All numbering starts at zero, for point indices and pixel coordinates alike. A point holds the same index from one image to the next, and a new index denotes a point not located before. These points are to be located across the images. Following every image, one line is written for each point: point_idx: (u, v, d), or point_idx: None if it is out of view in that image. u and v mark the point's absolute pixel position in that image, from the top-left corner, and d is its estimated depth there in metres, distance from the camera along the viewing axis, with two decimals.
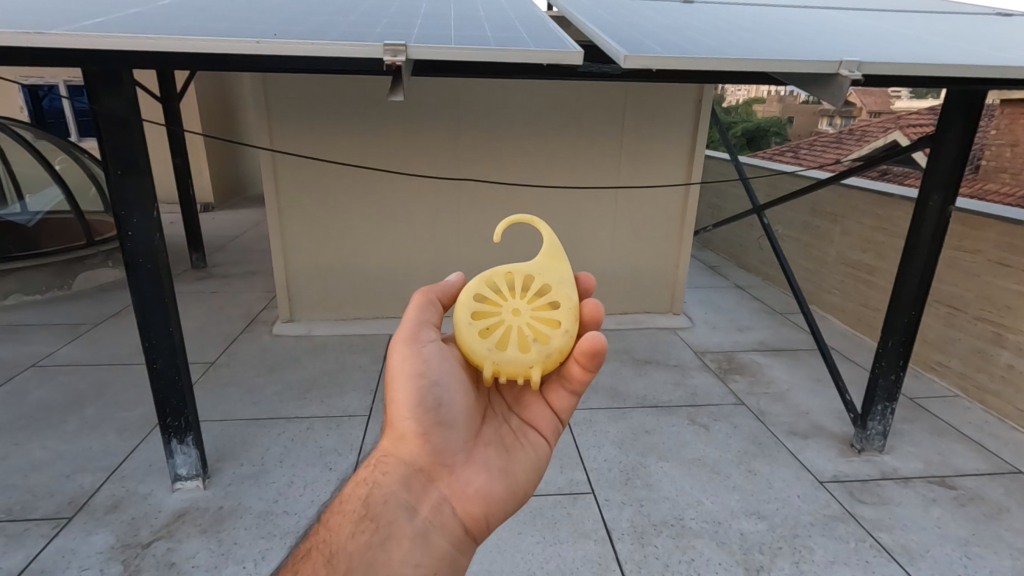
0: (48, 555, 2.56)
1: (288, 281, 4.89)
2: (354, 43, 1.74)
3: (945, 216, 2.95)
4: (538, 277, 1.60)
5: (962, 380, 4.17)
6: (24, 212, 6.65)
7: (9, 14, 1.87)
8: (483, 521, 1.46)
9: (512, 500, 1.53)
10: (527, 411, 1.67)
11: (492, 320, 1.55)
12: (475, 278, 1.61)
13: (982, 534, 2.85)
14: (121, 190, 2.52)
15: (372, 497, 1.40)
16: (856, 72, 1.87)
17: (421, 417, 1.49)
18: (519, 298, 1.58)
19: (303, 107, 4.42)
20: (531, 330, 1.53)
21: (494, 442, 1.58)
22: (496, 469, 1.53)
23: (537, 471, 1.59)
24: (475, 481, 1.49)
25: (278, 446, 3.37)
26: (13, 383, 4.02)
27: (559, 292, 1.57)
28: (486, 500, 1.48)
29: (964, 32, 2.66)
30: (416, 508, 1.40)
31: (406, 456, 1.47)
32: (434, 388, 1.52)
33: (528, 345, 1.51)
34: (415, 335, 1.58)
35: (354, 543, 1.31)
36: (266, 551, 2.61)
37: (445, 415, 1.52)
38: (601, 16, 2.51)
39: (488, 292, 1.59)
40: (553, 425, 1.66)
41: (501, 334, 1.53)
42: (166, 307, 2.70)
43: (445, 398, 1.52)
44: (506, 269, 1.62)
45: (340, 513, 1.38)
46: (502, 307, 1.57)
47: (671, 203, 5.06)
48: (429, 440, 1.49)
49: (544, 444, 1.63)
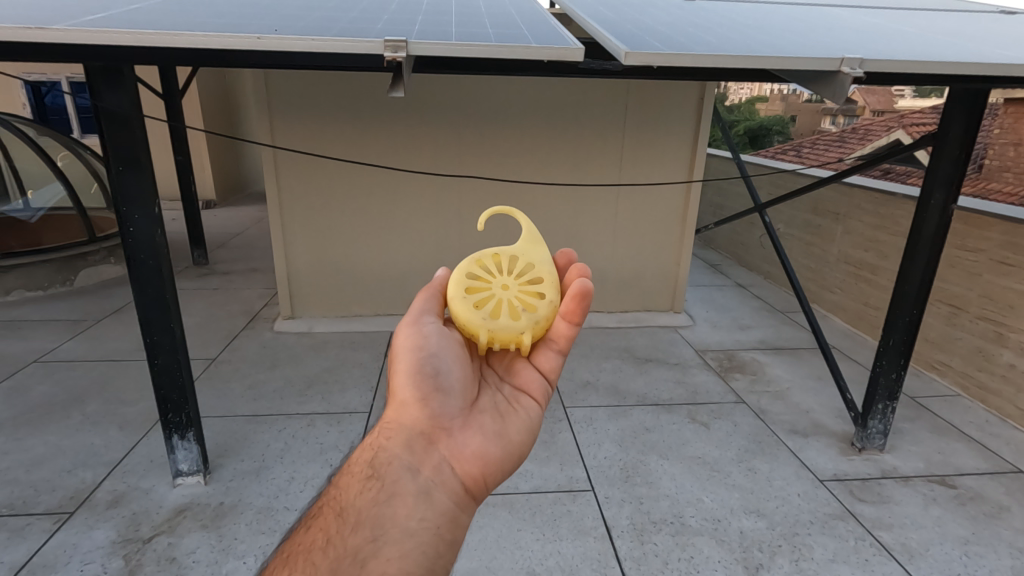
0: (50, 549, 2.57)
1: (289, 278, 4.90)
2: (355, 39, 1.74)
3: (947, 215, 2.95)
4: (522, 255, 1.72)
5: (963, 379, 4.17)
6: (26, 207, 6.71)
7: (10, 9, 1.87)
8: (485, 481, 1.43)
9: (511, 461, 1.50)
10: (517, 378, 1.67)
11: (483, 293, 1.64)
12: (464, 260, 1.71)
13: (982, 533, 2.85)
14: (124, 186, 2.53)
15: (376, 459, 1.39)
16: (858, 69, 1.85)
17: (420, 384, 1.50)
18: (506, 275, 1.69)
19: (305, 104, 4.42)
20: (521, 299, 1.63)
21: (489, 408, 1.56)
22: (493, 431, 1.50)
23: (532, 434, 1.57)
24: (475, 442, 1.46)
25: (279, 442, 3.38)
26: (16, 378, 4.03)
27: (540, 265, 1.70)
28: (486, 461, 1.45)
29: (969, 30, 2.65)
30: (419, 468, 1.38)
31: (407, 421, 1.46)
32: (432, 357, 1.54)
33: (519, 312, 1.61)
34: (415, 316, 1.63)
35: (359, 501, 1.30)
36: (266, 547, 2.62)
37: (444, 381, 1.52)
38: (603, 12, 2.51)
39: (477, 271, 1.69)
40: (541, 390, 1.66)
41: (494, 304, 1.62)
42: (167, 304, 2.71)
43: (442, 365, 1.54)
44: (491, 252, 1.73)
45: (347, 476, 1.38)
46: (491, 282, 1.67)
47: (673, 201, 5.06)
48: (430, 404, 1.48)
49: (536, 407, 1.62)
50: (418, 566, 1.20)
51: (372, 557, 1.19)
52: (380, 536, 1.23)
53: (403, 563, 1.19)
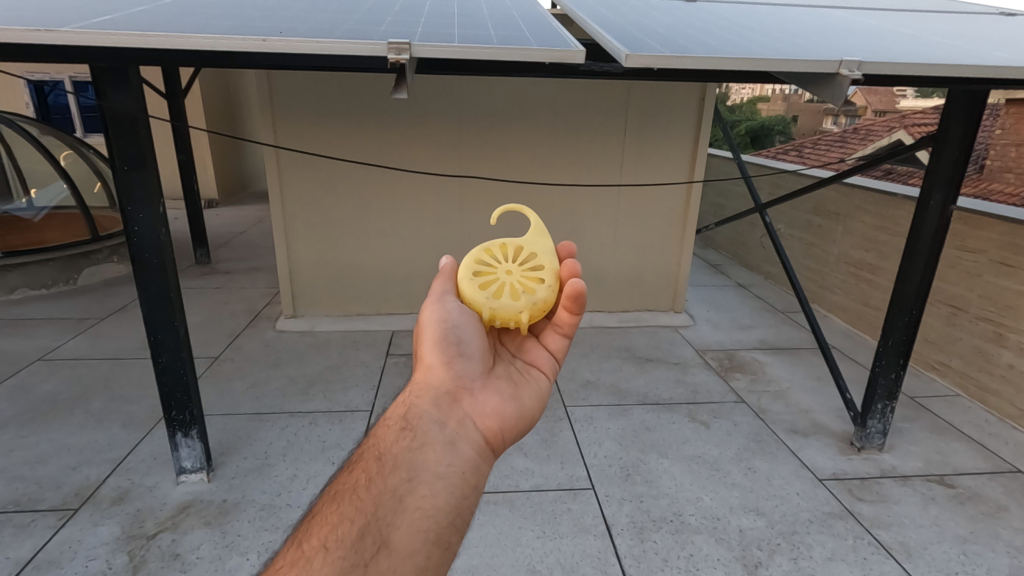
0: (55, 546, 2.59)
1: (291, 277, 4.92)
2: (359, 41, 1.76)
3: (946, 215, 2.96)
4: (528, 246, 1.74)
5: (963, 379, 4.18)
6: (31, 206, 6.79)
7: (18, 12, 1.89)
8: (504, 438, 1.41)
9: (527, 421, 1.47)
10: (527, 352, 1.65)
11: (488, 276, 1.66)
12: (474, 248, 1.75)
13: (980, 532, 2.87)
14: (128, 185, 2.55)
15: (406, 412, 1.36)
16: (856, 72, 1.88)
17: (443, 347, 1.50)
18: (511, 263, 1.70)
19: (308, 104, 4.44)
20: (522, 282, 1.64)
21: (504, 374, 1.55)
22: (510, 393, 1.49)
23: (545, 401, 1.54)
24: (495, 401, 1.45)
25: (282, 440, 3.40)
26: (19, 376, 4.06)
27: (543, 255, 1.71)
28: (505, 419, 1.43)
29: (968, 32, 2.67)
30: (446, 421, 1.36)
31: (432, 380, 1.44)
32: (455, 325, 1.55)
33: (518, 293, 1.61)
34: (437, 294, 1.63)
35: (394, 446, 1.27)
36: (269, 543, 2.64)
37: (467, 346, 1.52)
38: (604, 14, 2.53)
39: (484, 258, 1.72)
40: (550, 364, 1.63)
41: (496, 284, 1.63)
42: (171, 303, 2.73)
43: (464, 333, 1.54)
44: (499, 242, 1.77)
45: (380, 427, 1.35)
46: (497, 267, 1.69)
47: (674, 201, 5.07)
48: (453, 366, 1.48)
49: (546, 377, 1.59)
50: (446, 508, 1.19)
51: (408, 498, 1.18)
52: (415, 479, 1.22)
53: (435, 505, 1.19)
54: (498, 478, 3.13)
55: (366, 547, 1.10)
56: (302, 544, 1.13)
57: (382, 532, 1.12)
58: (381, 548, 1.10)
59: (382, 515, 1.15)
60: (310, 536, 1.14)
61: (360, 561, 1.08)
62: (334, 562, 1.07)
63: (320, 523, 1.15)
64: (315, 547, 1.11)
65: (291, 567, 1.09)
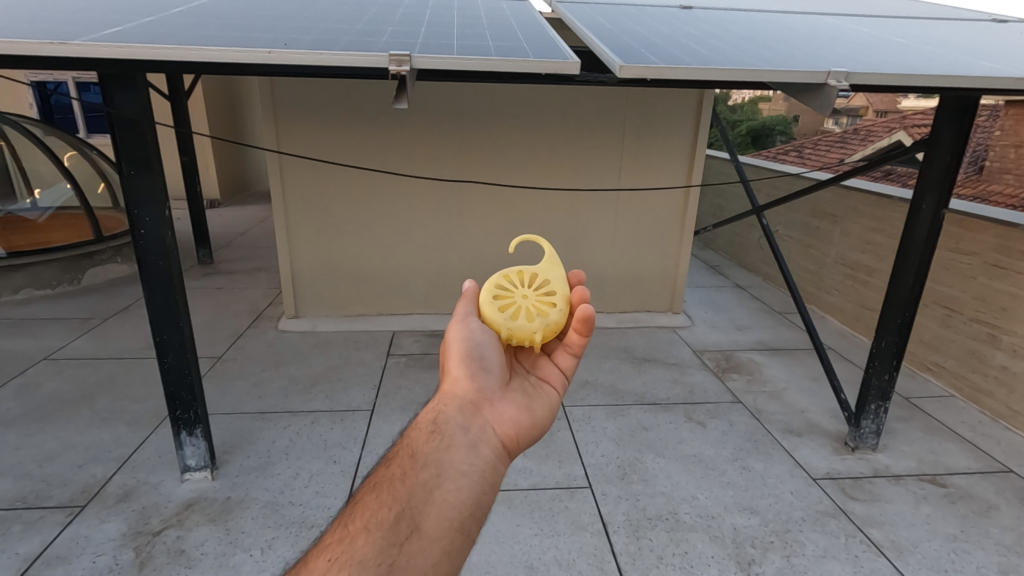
0: (62, 541, 2.65)
1: (294, 278, 4.98)
2: (361, 53, 1.81)
3: (937, 220, 3.01)
4: (542, 272, 1.81)
5: (957, 380, 4.23)
6: (34, 207, 6.85)
7: (29, 23, 1.95)
8: (521, 444, 1.45)
9: (538, 430, 1.51)
10: (540, 369, 1.69)
11: (506, 299, 1.70)
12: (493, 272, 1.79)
13: (971, 531, 2.92)
14: (135, 189, 2.60)
15: (434, 415, 1.41)
16: (843, 82, 1.93)
17: (466, 362, 1.54)
18: (527, 287, 1.75)
19: (310, 108, 4.50)
20: (537, 305, 1.69)
21: (518, 387, 1.59)
22: (524, 404, 1.53)
23: (554, 415, 1.58)
24: (512, 410, 1.48)
25: (284, 439, 3.46)
26: (26, 375, 4.12)
27: (556, 281, 1.78)
28: (522, 427, 1.47)
29: (957, 40, 2.72)
30: (470, 426, 1.40)
31: (457, 389, 1.48)
32: (479, 342, 1.60)
33: (534, 315, 1.67)
34: (460, 314, 1.66)
35: (425, 445, 1.32)
36: (272, 540, 2.70)
37: (487, 362, 1.57)
38: (601, 23, 2.58)
39: (503, 282, 1.77)
40: (561, 380, 1.67)
41: (514, 307, 1.68)
42: (176, 304, 2.79)
43: (486, 350, 1.59)
44: (516, 268, 1.82)
45: (411, 429, 1.40)
46: (514, 291, 1.73)
47: (672, 204, 5.13)
48: (476, 379, 1.52)
49: (556, 392, 1.63)
50: (469, 502, 1.24)
51: (437, 491, 1.23)
52: (443, 474, 1.27)
53: (459, 498, 1.24)
54: None
55: (401, 531, 1.16)
56: (346, 524, 1.18)
57: (415, 518, 1.18)
58: (414, 531, 1.16)
59: (415, 505, 1.20)
60: (354, 517, 1.18)
61: (396, 541, 1.14)
62: (375, 541, 1.13)
63: (361, 508, 1.20)
64: (358, 528, 1.16)
65: (337, 544, 1.13)
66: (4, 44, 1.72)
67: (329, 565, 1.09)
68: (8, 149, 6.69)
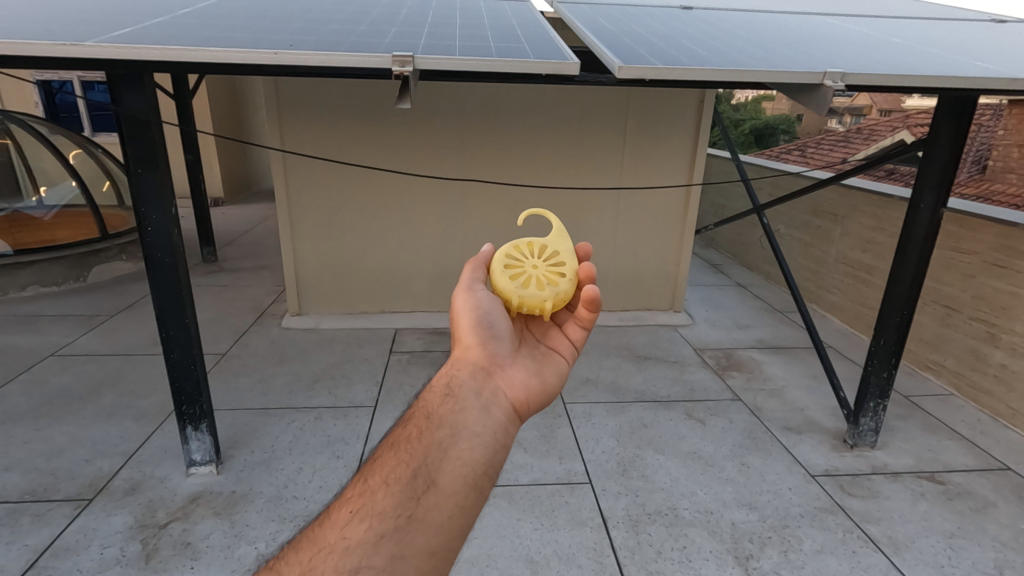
0: (71, 534, 2.70)
1: (297, 275, 5.02)
2: (365, 54, 1.85)
3: (936, 219, 3.03)
4: (552, 243, 1.78)
5: (956, 379, 4.25)
6: (40, 205, 6.89)
7: (40, 25, 1.99)
8: (532, 408, 1.47)
9: (548, 395, 1.53)
10: (550, 338, 1.69)
11: (515, 268, 1.70)
12: (503, 245, 1.78)
13: (967, 527, 2.94)
14: (142, 187, 2.65)
15: (447, 379, 1.44)
16: (839, 83, 1.97)
17: (477, 329, 1.56)
18: (537, 258, 1.73)
19: (315, 107, 4.54)
20: (546, 275, 1.67)
21: (528, 354, 1.60)
22: (534, 369, 1.55)
23: (564, 381, 1.59)
24: (523, 374, 1.51)
25: (288, 434, 3.50)
26: (33, 371, 4.17)
27: (565, 252, 1.75)
28: (533, 392, 1.49)
29: (955, 41, 2.75)
30: (481, 391, 1.42)
31: (469, 354, 1.51)
32: (488, 312, 1.60)
33: (543, 283, 1.65)
34: (467, 283, 1.66)
35: (439, 407, 1.36)
36: (277, 533, 2.74)
37: (498, 330, 1.58)
38: (601, 24, 2.62)
39: (513, 252, 1.76)
40: (571, 351, 1.67)
41: (523, 276, 1.67)
42: (182, 301, 2.83)
43: (495, 318, 1.59)
44: (526, 240, 1.81)
45: (425, 393, 1.44)
46: (524, 261, 1.72)
47: (674, 203, 5.15)
48: (487, 345, 1.54)
49: (566, 359, 1.64)
50: (482, 460, 1.28)
51: (451, 449, 1.27)
52: (457, 434, 1.30)
53: (473, 457, 1.27)
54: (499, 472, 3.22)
55: (417, 485, 1.20)
56: (367, 479, 1.23)
57: (431, 474, 1.21)
58: (430, 486, 1.20)
59: (431, 461, 1.24)
60: (373, 473, 1.24)
61: (413, 496, 1.18)
62: (394, 495, 1.18)
63: (380, 465, 1.25)
64: (378, 483, 1.21)
65: (359, 497, 1.20)
66: (17, 46, 1.77)
67: (351, 516, 1.16)
68: (12, 143, 6.91)
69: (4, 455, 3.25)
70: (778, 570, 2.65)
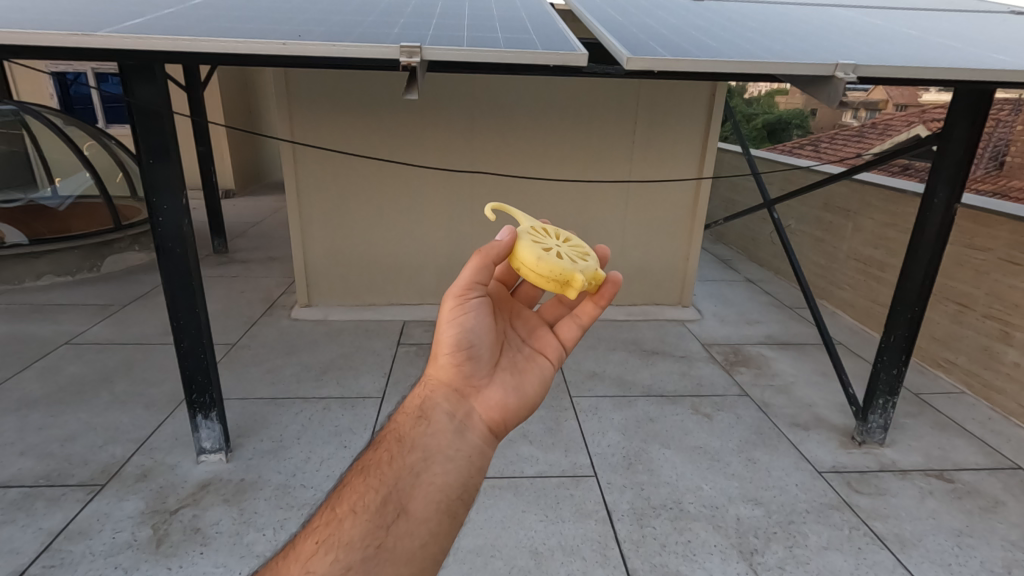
0: (84, 518, 2.75)
1: (306, 268, 5.06)
2: (374, 45, 1.86)
3: (950, 213, 2.98)
4: (539, 224, 1.73)
5: (968, 377, 4.20)
6: (55, 196, 6.91)
7: (56, 16, 2.02)
8: (509, 425, 1.49)
9: (526, 409, 1.54)
10: (535, 341, 1.67)
11: (548, 247, 1.57)
12: (517, 236, 1.57)
13: (976, 526, 2.92)
14: (154, 178, 2.67)
15: (420, 401, 1.46)
16: (851, 75, 1.95)
17: (454, 349, 1.50)
18: (554, 240, 1.65)
19: (323, 99, 4.56)
20: (576, 249, 1.62)
21: (508, 365, 1.58)
22: (513, 385, 1.54)
23: (545, 391, 1.59)
24: (501, 393, 1.51)
25: (297, 424, 3.54)
26: (48, 359, 4.24)
27: (566, 232, 1.73)
28: (510, 410, 1.50)
29: (971, 33, 2.71)
30: (455, 412, 1.44)
31: (443, 375, 1.50)
32: (469, 330, 1.50)
33: (580, 254, 1.61)
34: (460, 290, 1.50)
35: (412, 429, 1.40)
36: (284, 520, 2.78)
37: (477, 348, 1.51)
38: (610, 15, 2.59)
39: (530, 239, 1.59)
40: (558, 353, 1.67)
41: (561, 252, 1.57)
42: (192, 291, 2.86)
43: (477, 335, 1.51)
44: (522, 226, 1.66)
45: (399, 413, 1.47)
46: (551, 244, 1.60)
47: (683, 197, 5.12)
48: (464, 365, 1.50)
49: (552, 363, 1.64)
50: (456, 484, 1.32)
51: (423, 474, 1.31)
52: (429, 458, 1.34)
53: (445, 481, 1.32)
54: (505, 464, 3.24)
55: (388, 513, 1.24)
56: (334, 507, 1.26)
57: (402, 501, 1.26)
58: (400, 514, 1.24)
59: (402, 488, 1.28)
60: (342, 500, 1.27)
61: (384, 524, 1.22)
62: (362, 524, 1.22)
63: (349, 492, 1.28)
64: (345, 511, 1.24)
65: (325, 526, 1.22)
66: (29, 35, 1.78)
67: (317, 547, 1.19)
68: (27, 134, 7.07)
69: (19, 440, 3.31)
70: (783, 565, 2.64)
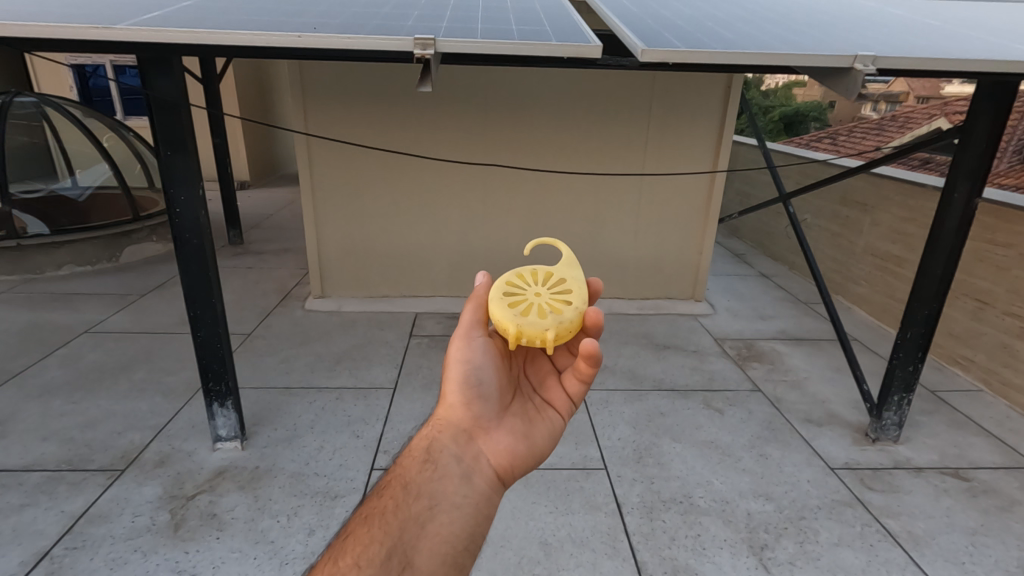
0: (104, 502, 2.81)
1: (321, 260, 5.11)
2: (389, 36, 1.86)
3: (971, 208, 2.93)
4: (561, 271, 1.72)
5: (986, 374, 4.14)
6: (75, 186, 6.98)
7: (76, 9, 2.05)
8: (517, 473, 1.51)
9: (535, 458, 1.55)
10: (545, 391, 1.67)
11: (515, 293, 1.63)
12: (505, 273, 1.71)
13: (992, 525, 2.88)
14: (171, 169, 2.71)
15: (428, 443, 1.49)
16: (870, 66, 1.92)
17: (464, 388, 1.57)
18: (540, 286, 1.66)
19: (337, 93, 4.58)
20: (550, 303, 1.59)
21: (519, 411, 1.61)
22: (522, 432, 1.56)
23: (555, 442, 1.60)
24: (508, 439, 1.53)
25: (311, 413, 3.58)
26: (68, 347, 4.32)
27: (573, 280, 1.68)
28: (518, 457, 1.52)
29: (995, 23, 2.64)
30: (463, 456, 1.48)
31: (451, 416, 1.55)
32: (477, 367, 1.58)
33: (546, 311, 1.57)
34: (465, 329, 1.63)
35: (418, 474, 1.43)
36: (298, 508, 2.83)
37: (486, 388, 1.58)
38: (626, 6, 2.57)
39: (514, 280, 1.68)
40: (567, 405, 1.65)
41: (524, 304, 1.59)
42: (209, 282, 2.90)
43: (484, 374, 1.58)
44: (530, 267, 1.74)
45: (405, 456, 1.50)
46: (526, 289, 1.65)
47: (698, 191, 5.07)
48: (472, 407, 1.55)
49: (562, 416, 1.63)
50: (464, 535, 1.35)
51: (429, 524, 1.34)
52: (436, 506, 1.37)
53: (452, 532, 1.34)
54: None
55: (392, 567, 1.26)
56: (337, 559, 1.28)
57: (407, 554, 1.28)
58: (405, 567, 1.26)
59: (407, 539, 1.30)
60: (345, 552, 1.28)
61: None
62: None
63: (353, 543, 1.30)
64: (348, 565, 1.25)
65: None
66: (53, 28, 1.81)
67: None
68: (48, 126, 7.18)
69: (41, 426, 3.39)
70: (793, 561, 2.63)
